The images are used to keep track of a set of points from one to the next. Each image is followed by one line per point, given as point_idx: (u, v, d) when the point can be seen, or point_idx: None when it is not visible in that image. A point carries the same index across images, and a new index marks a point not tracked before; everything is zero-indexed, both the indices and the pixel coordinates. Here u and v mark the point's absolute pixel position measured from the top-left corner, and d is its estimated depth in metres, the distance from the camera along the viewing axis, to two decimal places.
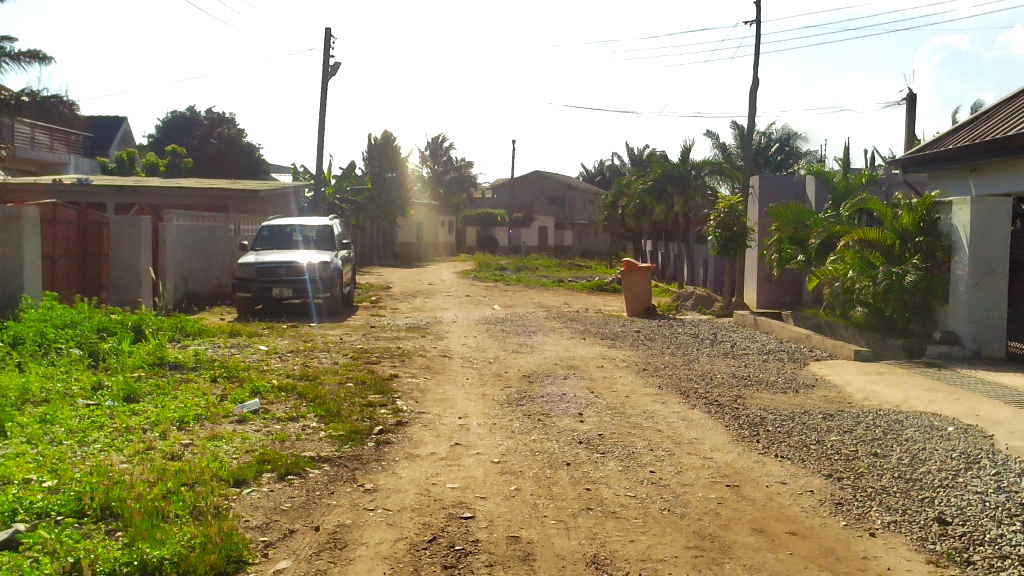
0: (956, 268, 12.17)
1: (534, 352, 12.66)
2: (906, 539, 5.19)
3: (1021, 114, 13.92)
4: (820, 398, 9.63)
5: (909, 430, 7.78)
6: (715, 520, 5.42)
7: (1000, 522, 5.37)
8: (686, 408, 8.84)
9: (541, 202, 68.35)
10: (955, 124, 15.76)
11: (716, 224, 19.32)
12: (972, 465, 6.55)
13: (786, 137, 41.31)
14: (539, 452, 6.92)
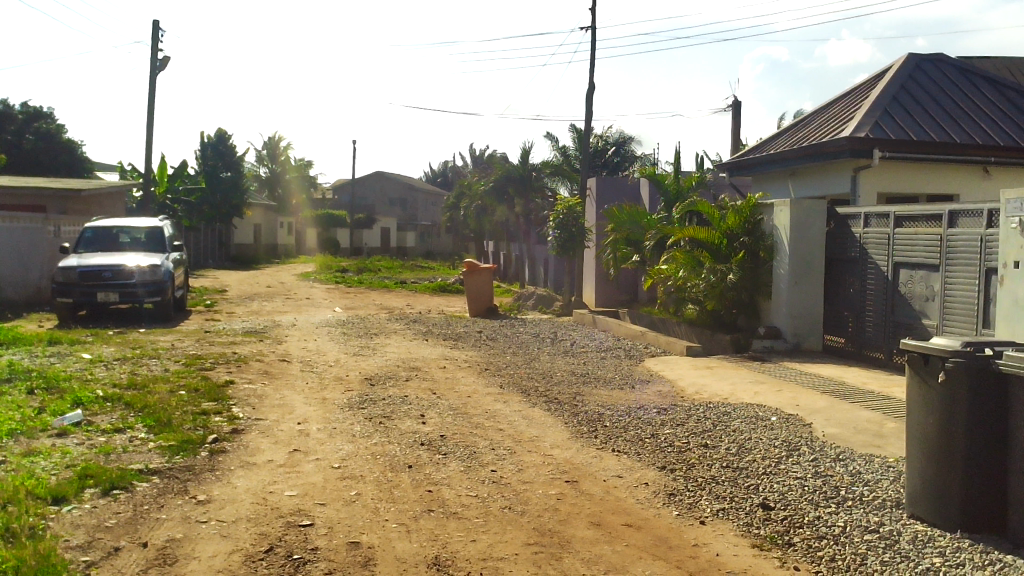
0: (778, 267, 12.88)
1: (376, 355, 12.52)
2: (732, 525, 5.45)
3: (831, 122, 14.93)
4: (655, 393, 9.99)
5: (737, 421, 8.17)
6: (554, 516, 5.51)
7: (817, 505, 5.71)
8: (527, 407, 8.97)
9: (384, 203, 67.86)
10: (775, 131, 16.74)
11: (555, 224, 19.71)
12: (793, 453, 6.94)
13: (622, 140, 42.51)
14: (380, 455, 6.86)
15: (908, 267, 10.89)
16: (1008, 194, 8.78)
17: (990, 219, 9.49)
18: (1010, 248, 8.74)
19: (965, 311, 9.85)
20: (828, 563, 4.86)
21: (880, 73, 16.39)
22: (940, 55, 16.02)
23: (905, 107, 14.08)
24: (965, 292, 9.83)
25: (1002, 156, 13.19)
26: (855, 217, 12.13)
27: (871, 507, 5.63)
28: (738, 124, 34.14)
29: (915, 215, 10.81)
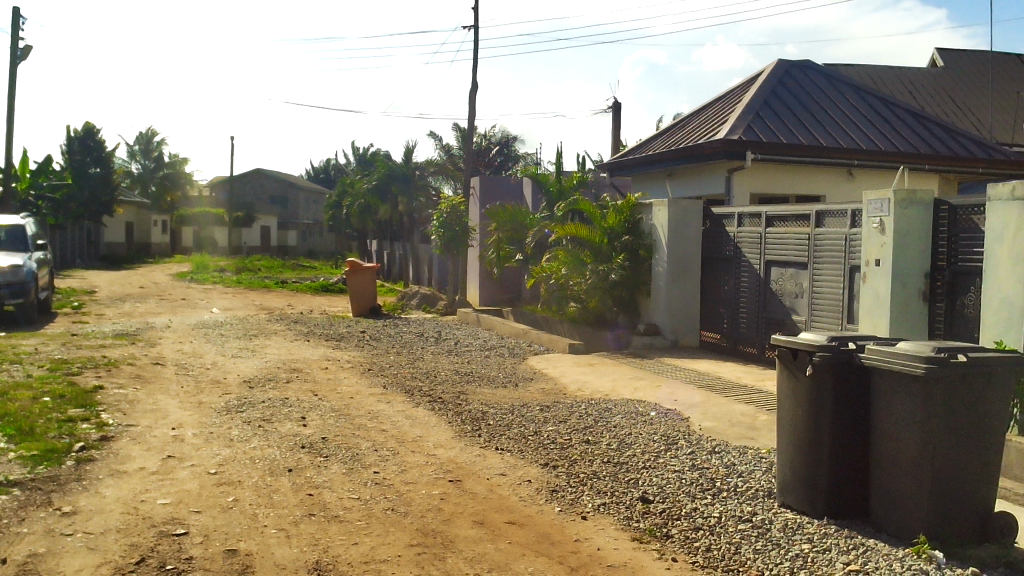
0: (656, 265, 13.20)
1: (255, 356, 12.21)
2: (613, 519, 5.54)
3: (706, 125, 15.40)
4: (538, 390, 10.08)
5: (617, 416, 8.33)
6: (438, 516, 5.49)
7: (694, 497, 5.87)
8: (410, 407, 8.92)
9: (264, 202, 66.35)
10: (653, 133, 17.16)
11: (439, 223, 19.65)
12: (671, 446, 7.12)
13: (505, 140, 42.80)
14: (259, 459, 6.69)
15: (779, 265, 11.32)
16: (869, 196, 9.22)
17: (854, 219, 9.96)
18: (872, 246, 9.19)
19: (831, 305, 10.30)
20: (704, 553, 5.01)
21: (752, 78, 17.00)
22: (807, 62, 16.73)
23: (775, 111, 14.65)
24: (831, 288, 10.29)
25: (864, 159, 13.86)
26: (729, 217, 12.53)
27: (745, 497, 5.83)
28: (618, 125, 34.80)
29: (785, 215, 11.25)
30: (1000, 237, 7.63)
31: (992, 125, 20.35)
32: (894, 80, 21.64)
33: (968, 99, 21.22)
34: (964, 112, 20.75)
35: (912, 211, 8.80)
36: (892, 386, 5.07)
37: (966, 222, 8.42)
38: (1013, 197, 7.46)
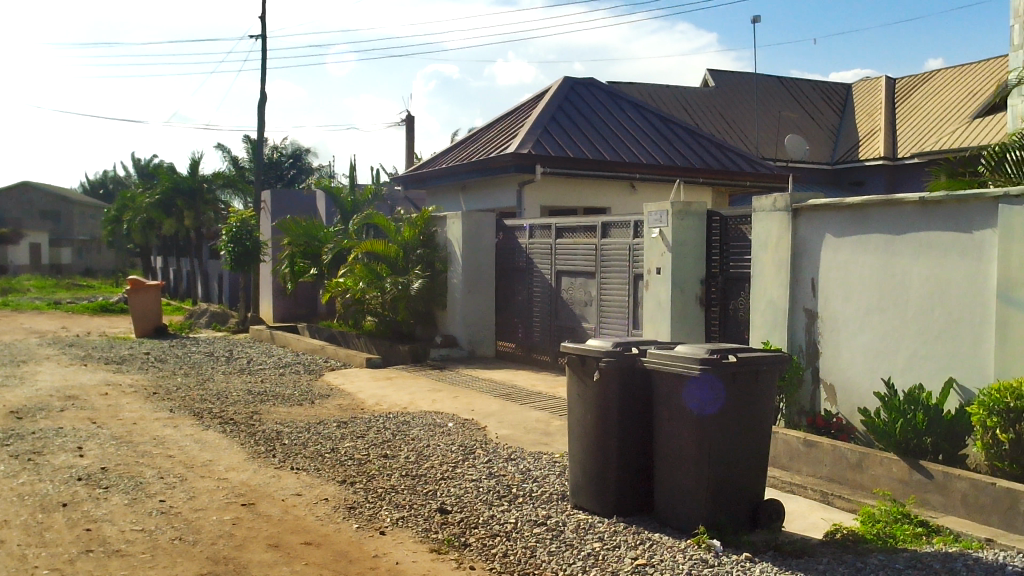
0: (452, 277, 13.36)
1: (23, 385, 11.28)
2: (412, 532, 5.54)
3: (497, 139, 15.75)
4: (335, 406, 9.92)
5: (415, 429, 8.34)
6: (229, 542, 5.29)
7: (491, 504, 5.97)
8: (199, 430, 8.54)
9: (32, 217, 61.53)
10: (446, 147, 17.36)
11: (228, 238, 18.90)
12: (469, 456, 7.21)
13: (297, 152, 41.91)
14: (28, 496, 6.18)
15: (568, 275, 11.72)
16: (649, 208, 9.75)
17: (636, 230, 10.49)
18: (653, 255, 9.71)
19: (618, 311, 10.77)
20: (501, 558, 5.10)
21: (540, 94, 17.53)
22: (592, 80, 17.44)
23: (563, 127, 15.19)
24: (617, 295, 10.77)
25: (645, 173, 14.61)
26: (522, 229, 12.86)
27: (539, 501, 5.99)
28: (413, 139, 34.89)
29: (573, 227, 11.68)
30: (764, 246, 8.27)
31: (757, 142, 22.02)
32: (671, 98, 22.97)
33: (737, 117, 22.85)
34: (733, 130, 22.33)
35: (688, 222, 9.37)
36: (671, 387, 5.38)
37: (735, 232, 9.06)
38: (775, 208, 8.09)
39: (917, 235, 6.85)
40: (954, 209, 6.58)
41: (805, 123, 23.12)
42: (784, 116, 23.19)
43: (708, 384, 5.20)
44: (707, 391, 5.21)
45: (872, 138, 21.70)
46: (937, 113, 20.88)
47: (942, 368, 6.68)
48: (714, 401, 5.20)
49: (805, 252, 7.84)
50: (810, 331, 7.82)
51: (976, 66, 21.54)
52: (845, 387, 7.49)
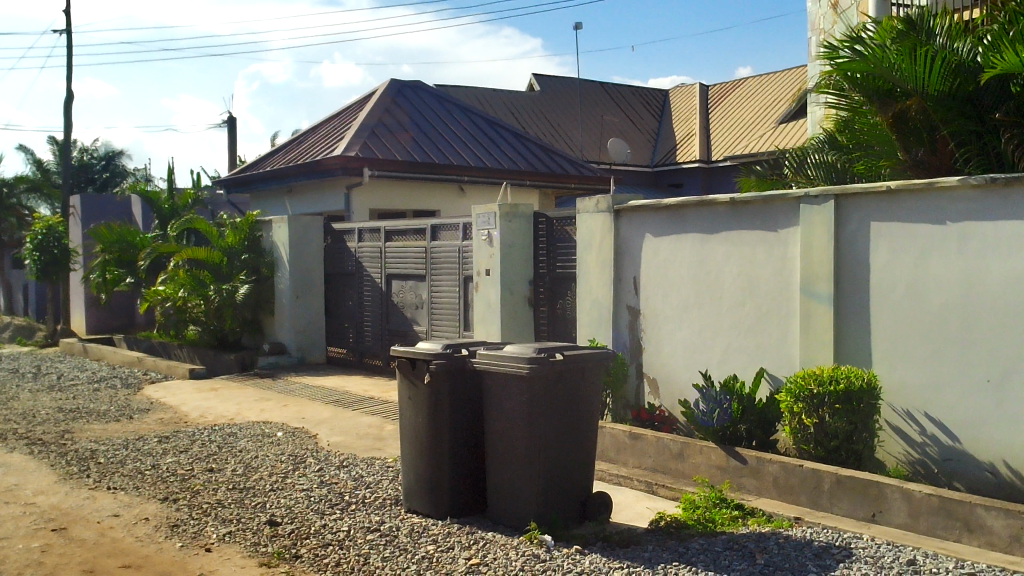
0: (279, 283, 13.06)
1: None
2: (239, 547, 5.37)
3: (324, 141, 15.49)
4: (156, 421, 9.47)
5: (242, 440, 8.07)
6: (39, 571, 4.95)
7: (322, 513, 5.86)
8: (3, 453, 7.94)
9: None
10: (270, 149, 16.91)
11: (33, 247, 17.70)
12: (299, 466, 7.04)
13: (110, 154, 39.74)
14: None
15: (399, 278, 11.67)
16: (477, 210, 9.85)
17: (465, 233, 10.57)
18: (482, 257, 9.81)
19: (448, 314, 10.82)
20: (333, 568, 5.01)
21: (367, 97, 17.36)
22: (419, 83, 17.42)
23: (390, 130, 15.10)
24: (448, 298, 10.82)
25: (472, 175, 14.73)
26: (350, 232, 12.70)
27: (372, 507, 5.93)
28: (235, 142, 33.79)
29: (403, 230, 11.64)
30: (588, 246, 8.51)
31: (582, 146, 22.65)
32: (498, 103, 23.27)
33: (562, 122, 23.42)
34: (559, 134, 22.88)
35: (516, 224, 9.52)
36: (500, 386, 5.46)
37: (561, 234, 9.29)
38: (598, 209, 8.36)
39: (728, 233, 7.24)
40: (760, 209, 6.99)
41: (626, 127, 23.96)
42: (607, 120, 23.95)
43: (590, 380, 5.51)
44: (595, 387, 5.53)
45: (688, 142, 22.74)
46: (747, 119, 22.10)
47: (753, 359, 7.09)
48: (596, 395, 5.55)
49: (627, 252, 8.14)
50: (632, 328, 8.12)
51: (781, 75, 22.96)
52: (667, 380, 7.81)
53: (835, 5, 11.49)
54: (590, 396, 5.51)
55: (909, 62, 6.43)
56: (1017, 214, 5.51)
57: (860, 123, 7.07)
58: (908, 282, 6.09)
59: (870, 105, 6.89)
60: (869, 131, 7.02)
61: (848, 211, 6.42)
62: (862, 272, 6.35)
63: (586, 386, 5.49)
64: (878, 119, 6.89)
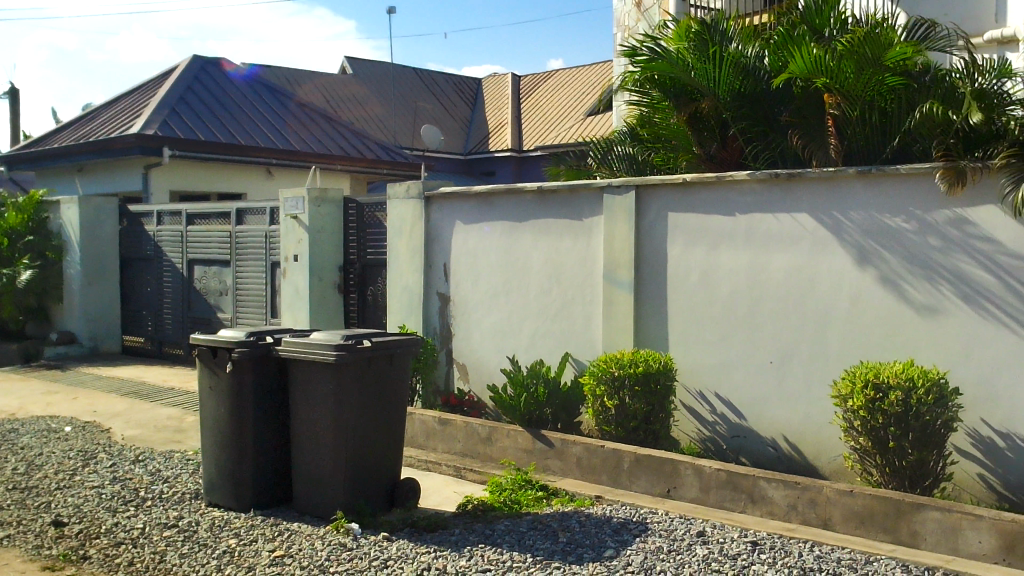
0: (69, 268, 12.29)
1: None
2: (20, 552, 5.01)
3: (119, 117, 14.60)
4: None
5: (25, 436, 7.52)
6: None
7: (114, 511, 5.54)
8: None
9: None
10: (59, 124, 15.78)
11: None
12: (89, 462, 6.63)
13: None
14: None
15: (201, 264, 11.20)
16: (284, 194, 9.58)
17: (271, 217, 10.27)
18: (289, 242, 9.56)
19: (253, 301, 10.48)
20: (125, 568, 4.76)
21: (167, 73, 16.50)
22: (223, 60, 16.67)
23: (192, 108, 14.43)
24: (253, 284, 10.48)
25: (281, 158, 14.29)
26: (148, 215, 12.05)
27: (170, 502, 5.68)
28: (17, 114, 31.24)
29: (205, 213, 11.17)
30: (399, 233, 8.47)
31: (394, 131, 22.50)
32: (308, 84, 22.71)
33: (375, 106, 23.16)
34: (371, 119, 22.62)
35: (325, 209, 9.34)
36: (306, 374, 5.35)
37: (372, 219, 9.20)
38: (408, 195, 8.34)
39: (535, 222, 7.40)
40: (566, 198, 7.18)
41: (439, 114, 23.99)
42: (420, 106, 23.88)
43: (397, 368, 5.50)
44: (402, 373, 5.53)
45: (500, 131, 23.04)
46: (557, 110, 22.65)
47: (559, 344, 7.29)
48: (403, 381, 5.55)
49: (437, 239, 8.17)
50: (442, 315, 8.16)
51: (588, 68, 23.66)
52: (476, 365, 7.91)
53: (639, 3, 11.99)
54: (398, 382, 5.50)
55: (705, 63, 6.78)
56: (796, 208, 5.95)
57: (658, 118, 7.35)
58: (701, 270, 6.44)
59: (670, 102, 7.17)
60: (668, 126, 7.29)
61: (646, 202, 6.71)
62: (660, 261, 6.66)
63: (394, 373, 5.47)
64: (676, 116, 7.16)
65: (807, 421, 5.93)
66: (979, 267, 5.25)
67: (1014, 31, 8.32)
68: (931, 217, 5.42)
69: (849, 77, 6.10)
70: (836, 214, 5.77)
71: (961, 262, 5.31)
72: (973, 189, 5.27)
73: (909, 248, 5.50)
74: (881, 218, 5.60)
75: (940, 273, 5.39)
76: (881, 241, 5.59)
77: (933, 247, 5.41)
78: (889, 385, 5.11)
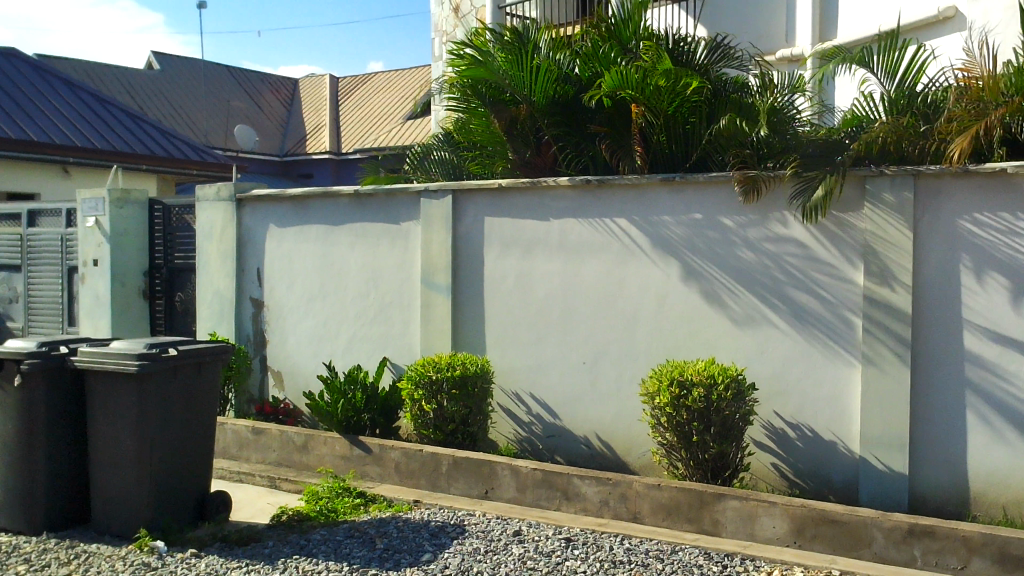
0: None
1: None
2: None
3: None
4: None
5: None
6: None
7: None
8: None
9: None
10: None
11: None
12: None
13: None
14: None
15: None
16: (82, 195, 9.02)
17: (68, 219, 9.63)
18: (88, 246, 9.00)
19: (47, 309, 9.79)
20: None
21: None
22: (12, 50, 15.46)
23: None
24: (47, 291, 9.79)
25: (80, 156, 13.44)
26: None
27: None
28: None
29: None
30: (209, 236, 8.16)
31: (205, 131, 21.64)
32: (110, 79, 21.47)
33: (184, 104, 22.19)
34: (180, 117, 21.67)
35: (128, 210, 8.85)
36: (106, 385, 5.05)
37: (179, 222, 8.80)
38: (219, 197, 8.05)
39: (351, 225, 7.31)
40: (383, 202, 7.13)
41: (253, 114, 23.28)
42: (233, 106, 23.09)
43: (205, 377, 5.29)
44: (211, 382, 5.33)
45: (318, 132, 22.63)
46: (375, 113, 22.47)
47: (376, 349, 7.22)
48: (212, 391, 5.34)
49: (249, 243, 7.91)
50: (256, 321, 7.92)
51: (407, 72, 23.60)
52: (291, 371, 7.72)
53: (457, 9, 12.12)
54: (207, 392, 5.30)
55: (518, 71, 6.93)
56: (606, 213, 6.16)
57: (473, 125, 7.26)
58: (516, 274, 6.55)
59: (484, 108, 7.17)
60: (484, 133, 7.24)
61: (464, 205, 6.76)
62: (477, 265, 6.73)
63: (202, 382, 5.26)
64: (492, 123, 7.20)
65: (617, 419, 6.15)
66: (772, 268, 5.60)
67: (803, 50, 8.94)
68: (730, 223, 5.73)
69: (654, 90, 6.39)
70: (643, 220, 6.02)
71: (756, 265, 5.66)
72: (766, 197, 5.62)
73: (709, 251, 5.80)
74: (683, 223, 5.89)
75: (736, 275, 5.71)
76: (685, 245, 5.87)
77: (730, 251, 5.73)
78: (693, 383, 5.37)
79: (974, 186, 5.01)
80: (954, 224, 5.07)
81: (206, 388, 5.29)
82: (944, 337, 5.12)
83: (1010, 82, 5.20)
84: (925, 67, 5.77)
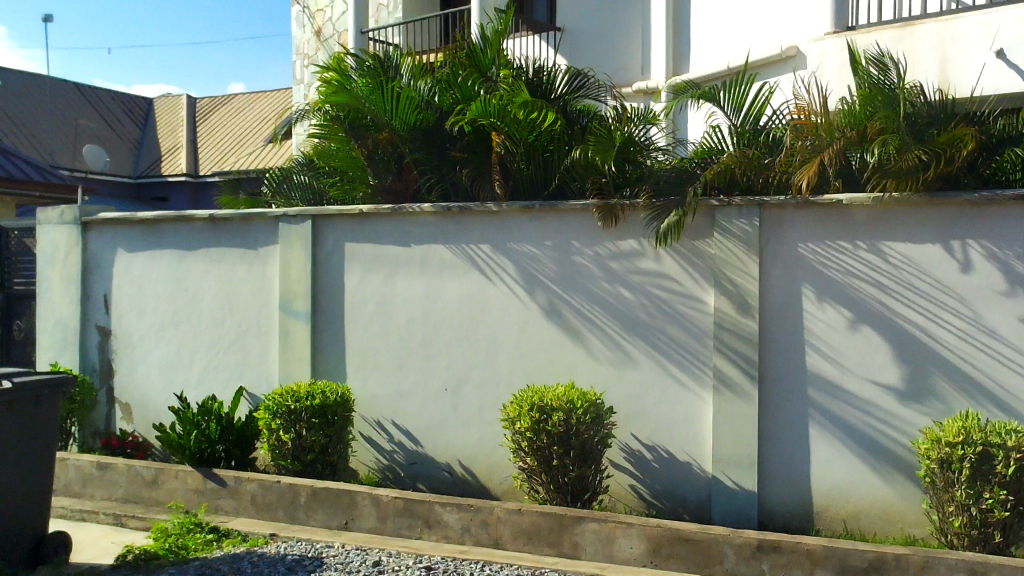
0: None
1: None
2: None
3: None
4: None
5: None
6: None
7: None
8: None
9: None
10: None
11: None
12: None
13: None
14: None
15: None
16: None
17: None
18: None
19: None
20: None
21: None
22: None
23: None
24: None
25: None
26: None
27: None
28: None
29: None
30: (51, 261, 7.74)
31: (51, 150, 20.59)
32: None
33: (28, 122, 21.07)
34: (23, 135, 20.55)
35: None
36: None
37: (19, 246, 8.32)
38: (63, 221, 7.67)
39: (206, 250, 7.08)
40: (239, 226, 6.94)
41: (104, 133, 22.32)
42: (82, 125, 22.07)
43: (42, 411, 5.01)
44: (48, 416, 5.05)
45: (174, 154, 21.88)
46: (234, 135, 21.91)
47: (232, 378, 6.99)
48: (49, 425, 5.06)
49: (96, 268, 7.56)
50: (102, 350, 7.55)
51: (268, 95, 23.14)
52: (141, 403, 7.38)
53: (319, 32, 12.03)
54: (44, 426, 5.02)
55: (380, 97, 6.88)
56: (467, 239, 6.19)
57: (334, 148, 7.19)
58: (377, 300, 6.49)
59: (343, 131, 7.12)
60: (343, 155, 7.17)
61: (323, 231, 6.66)
62: (337, 291, 6.63)
63: (39, 416, 4.99)
64: (353, 148, 7.15)
65: (478, 445, 6.15)
66: (628, 294, 5.75)
67: (657, 83, 9.25)
68: (588, 250, 5.86)
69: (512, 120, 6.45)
70: (504, 247, 6.08)
71: (613, 291, 5.79)
72: (622, 223, 5.77)
73: (568, 277, 5.91)
74: (543, 251, 5.98)
75: (594, 300, 5.84)
76: (545, 271, 5.96)
77: (588, 277, 5.85)
78: (552, 407, 5.44)
79: (813, 216, 5.29)
80: (795, 251, 5.34)
81: (43, 422, 5.01)
82: (788, 359, 5.36)
83: (841, 119, 5.50)
84: (768, 102, 6.04)
